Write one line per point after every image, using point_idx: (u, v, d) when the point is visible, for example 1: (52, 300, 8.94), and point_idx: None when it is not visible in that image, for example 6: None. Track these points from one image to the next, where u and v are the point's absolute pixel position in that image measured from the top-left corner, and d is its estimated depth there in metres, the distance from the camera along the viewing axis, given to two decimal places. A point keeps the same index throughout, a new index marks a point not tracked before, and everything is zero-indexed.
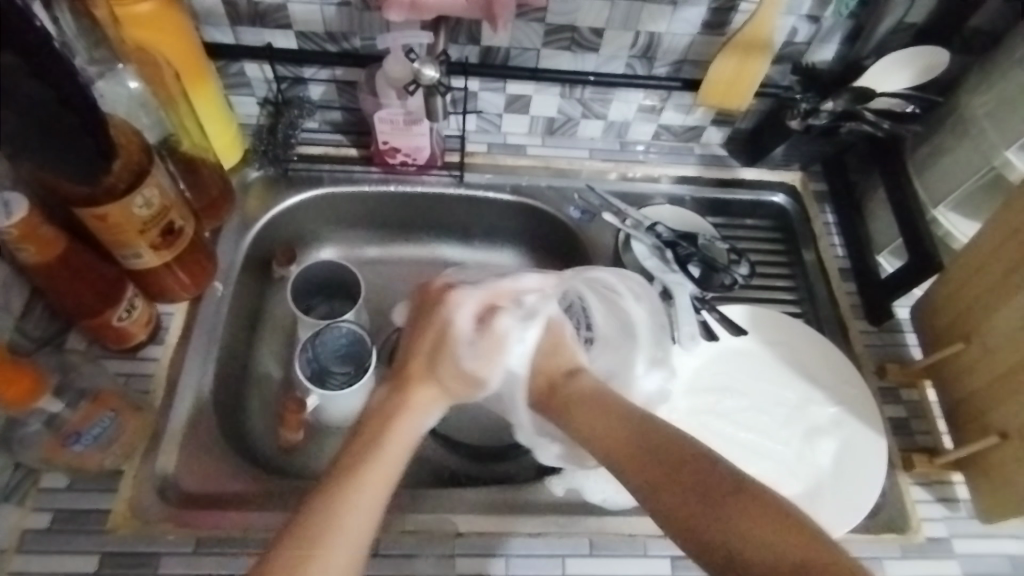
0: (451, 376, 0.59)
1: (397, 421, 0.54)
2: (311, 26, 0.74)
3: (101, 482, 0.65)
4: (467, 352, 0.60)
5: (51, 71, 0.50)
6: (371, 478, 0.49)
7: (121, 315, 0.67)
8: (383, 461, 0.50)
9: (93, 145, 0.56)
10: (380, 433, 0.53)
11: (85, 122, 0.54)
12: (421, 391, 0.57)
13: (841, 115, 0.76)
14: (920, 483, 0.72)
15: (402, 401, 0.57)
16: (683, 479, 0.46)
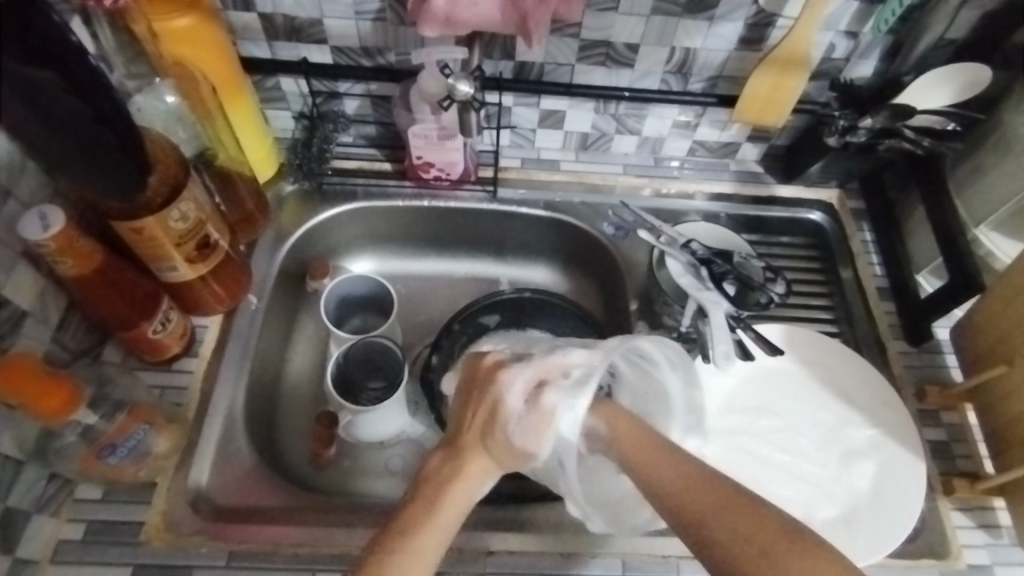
0: (502, 453, 0.54)
1: (454, 477, 0.53)
2: (346, 42, 0.75)
3: (136, 494, 0.65)
4: (527, 432, 0.54)
5: (87, 91, 0.51)
6: (433, 536, 0.48)
7: (157, 328, 0.67)
8: (442, 519, 0.50)
9: (133, 164, 0.57)
10: (430, 499, 0.51)
11: (121, 142, 0.55)
12: (472, 461, 0.54)
13: (880, 133, 0.75)
14: (960, 508, 0.70)
15: (458, 466, 0.53)
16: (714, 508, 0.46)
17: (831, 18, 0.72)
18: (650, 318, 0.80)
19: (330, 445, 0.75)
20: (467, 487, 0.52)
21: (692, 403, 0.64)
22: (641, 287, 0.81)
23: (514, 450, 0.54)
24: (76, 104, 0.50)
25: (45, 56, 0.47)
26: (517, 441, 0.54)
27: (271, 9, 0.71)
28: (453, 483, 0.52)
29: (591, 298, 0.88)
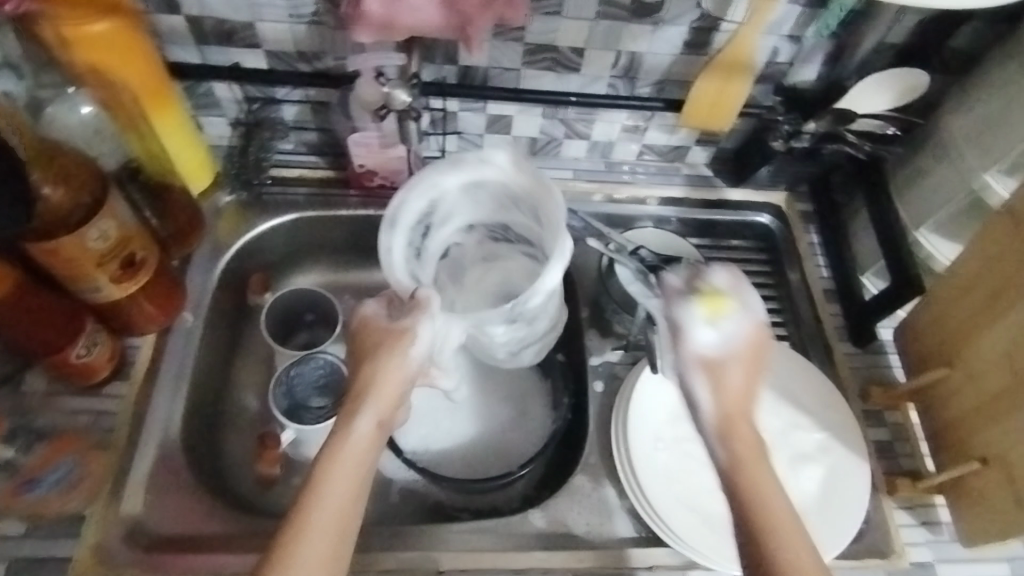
0: (380, 389, 0.55)
1: (340, 439, 0.52)
2: (281, 46, 0.71)
3: (63, 528, 0.62)
4: (418, 343, 0.58)
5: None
6: (333, 501, 0.49)
7: (81, 352, 0.64)
8: (334, 474, 0.50)
9: (24, 198, 0.53)
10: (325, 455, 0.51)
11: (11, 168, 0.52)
12: (356, 402, 0.54)
13: (823, 137, 0.76)
14: (903, 506, 0.71)
15: (342, 429, 0.52)
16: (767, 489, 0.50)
17: (775, 23, 0.71)
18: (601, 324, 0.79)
19: (275, 464, 0.72)
20: (355, 437, 0.52)
21: (459, 163, 0.69)
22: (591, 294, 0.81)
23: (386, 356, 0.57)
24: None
25: None
26: (404, 360, 0.57)
27: (199, 12, 0.68)
28: (339, 440, 0.52)
29: None
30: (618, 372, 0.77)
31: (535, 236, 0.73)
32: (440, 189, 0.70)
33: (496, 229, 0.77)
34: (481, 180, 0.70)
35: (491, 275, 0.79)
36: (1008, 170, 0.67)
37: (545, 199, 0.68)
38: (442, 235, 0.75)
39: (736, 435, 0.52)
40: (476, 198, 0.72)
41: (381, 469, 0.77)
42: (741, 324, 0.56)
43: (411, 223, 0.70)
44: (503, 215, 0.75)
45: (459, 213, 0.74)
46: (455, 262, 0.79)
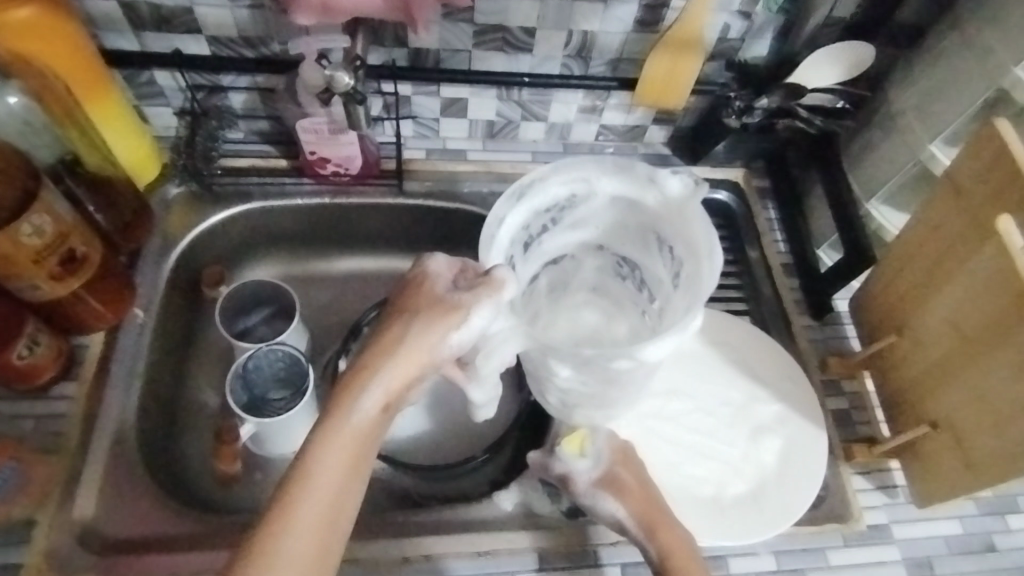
0: (400, 365, 0.54)
1: (344, 411, 0.53)
2: (224, 31, 0.70)
3: (12, 535, 0.60)
4: (462, 329, 0.56)
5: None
6: (326, 474, 0.50)
7: (22, 353, 0.62)
8: (332, 454, 0.51)
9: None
10: (323, 435, 0.51)
11: None
12: (370, 374, 0.54)
13: (775, 112, 0.77)
14: (860, 472, 0.73)
15: (349, 400, 0.53)
16: (665, 520, 0.63)
17: None
18: None
19: (235, 462, 0.72)
20: (359, 413, 0.53)
21: (619, 165, 0.65)
22: None
23: (422, 338, 0.55)
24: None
25: None
26: (439, 339, 0.55)
27: None
28: (344, 412, 0.53)
29: None
30: None
31: (672, 293, 0.67)
32: (594, 190, 0.66)
33: (662, 256, 0.68)
34: (640, 200, 0.65)
35: (604, 307, 0.76)
36: (950, 139, 0.69)
37: (691, 249, 0.63)
38: (558, 241, 0.71)
39: (645, 493, 0.64)
40: (631, 227, 0.69)
41: None
42: (596, 440, 0.66)
43: (533, 210, 0.65)
44: (644, 238, 0.68)
45: (592, 223, 0.70)
46: (556, 276, 0.74)
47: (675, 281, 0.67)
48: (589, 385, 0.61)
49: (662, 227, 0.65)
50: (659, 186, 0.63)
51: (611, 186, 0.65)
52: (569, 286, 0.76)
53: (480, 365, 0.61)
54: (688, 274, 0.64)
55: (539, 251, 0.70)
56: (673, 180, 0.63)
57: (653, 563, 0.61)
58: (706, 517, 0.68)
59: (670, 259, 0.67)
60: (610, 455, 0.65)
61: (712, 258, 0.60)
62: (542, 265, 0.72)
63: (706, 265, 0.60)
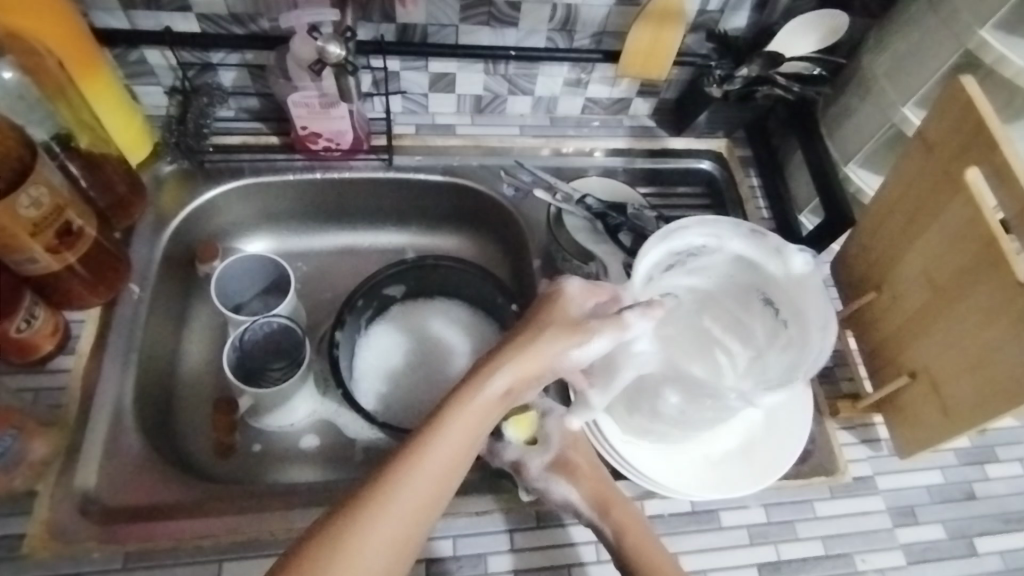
0: (531, 355, 0.57)
1: (472, 389, 0.55)
2: (213, 9, 0.70)
3: (14, 505, 0.61)
4: (589, 346, 0.59)
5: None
6: (448, 441, 0.53)
7: (20, 326, 0.63)
8: (456, 427, 0.54)
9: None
10: (447, 407, 0.54)
11: None
12: (501, 360, 0.57)
13: (754, 81, 0.78)
14: (844, 426, 0.75)
15: (482, 379, 0.56)
16: (618, 500, 0.64)
17: None
18: (552, 276, 0.81)
19: (233, 432, 0.75)
20: (486, 393, 0.55)
21: (767, 245, 0.69)
22: (542, 244, 0.82)
23: (552, 343, 0.58)
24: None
25: None
26: (562, 352, 0.58)
27: None
28: (473, 390, 0.55)
29: (493, 256, 0.89)
30: None
31: (767, 349, 0.70)
32: (723, 246, 0.69)
33: (763, 320, 0.71)
34: (763, 266, 0.70)
35: (693, 347, 0.71)
36: (921, 101, 0.71)
37: (808, 311, 0.68)
38: (673, 282, 0.70)
39: (596, 476, 0.65)
40: (734, 284, 0.72)
41: (344, 431, 0.78)
42: (546, 424, 0.69)
43: (669, 249, 0.68)
44: (754, 300, 0.72)
45: (706, 272, 0.72)
46: (674, 315, 0.71)
47: (783, 347, 0.69)
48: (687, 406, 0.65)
49: (774, 291, 0.70)
50: (784, 260, 0.68)
51: (739, 248, 0.69)
52: (669, 317, 0.71)
53: (614, 385, 0.66)
54: (795, 338, 0.68)
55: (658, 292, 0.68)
56: (791, 258, 0.68)
57: (607, 541, 0.62)
58: (685, 471, 0.68)
59: (772, 321, 0.70)
60: (560, 443, 0.67)
61: (827, 331, 0.65)
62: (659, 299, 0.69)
63: (819, 334, 0.65)
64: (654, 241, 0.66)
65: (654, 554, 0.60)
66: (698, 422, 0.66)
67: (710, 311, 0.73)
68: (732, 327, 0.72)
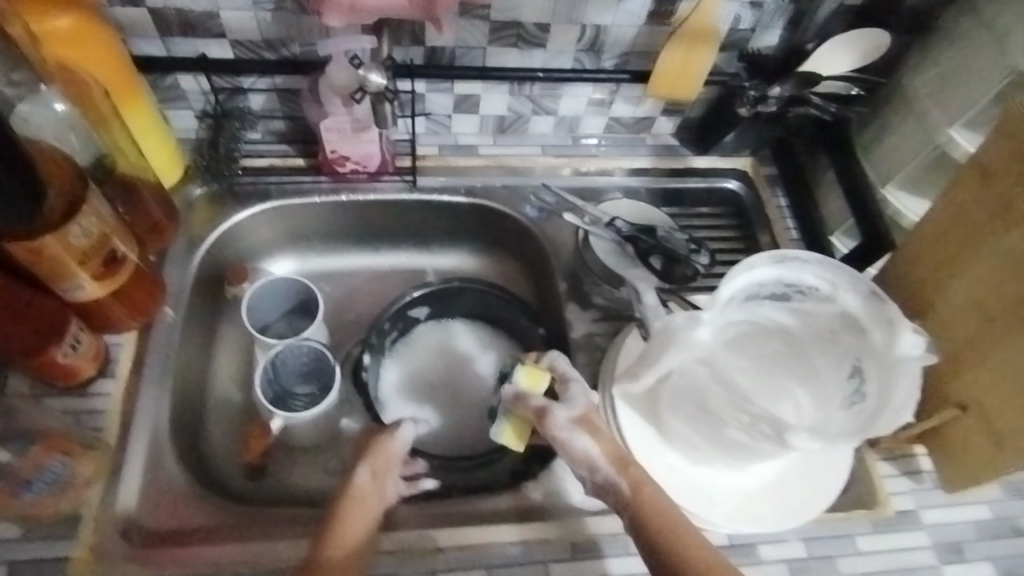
0: (378, 453, 0.67)
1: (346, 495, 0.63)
2: (246, 35, 0.71)
3: (57, 529, 0.61)
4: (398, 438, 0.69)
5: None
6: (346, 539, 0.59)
7: (66, 351, 0.63)
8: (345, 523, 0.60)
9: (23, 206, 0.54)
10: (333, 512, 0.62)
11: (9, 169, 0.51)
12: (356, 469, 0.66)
13: (789, 101, 0.77)
14: (885, 457, 0.73)
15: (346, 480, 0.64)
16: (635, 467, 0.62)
17: None
18: (578, 298, 0.80)
19: (263, 454, 0.74)
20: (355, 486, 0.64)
21: (879, 313, 0.63)
22: (568, 266, 0.82)
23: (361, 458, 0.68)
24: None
25: None
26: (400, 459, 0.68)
27: (163, 4, 0.67)
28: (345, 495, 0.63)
29: (515, 277, 0.88)
30: (600, 344, 0.78)
31: (835, 411, 0.63)
32: (835, 296, 0.65)
33: (845, 387, 0.64)
34: (868, 331, 0.63)
35: (768, 377, 0.67)
36: (971, 123, 0.69)
37: (886, 389, 0.60)
38: (768, 313, 0.67)
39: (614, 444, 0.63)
40: (833, 340, 0.66)
41: None
42: (570, 388, 0.66)
43: (778, 278, 0.65)
44: (844, 364, 0.65)
45: (809, 321, 0.67)
46: (756, 346, 0.68)
47: (851, 414, 0.62)
48: (696, 424, 0.64)
49: (865, 362, 0.63)
50: (892, 335, 0.61)
51: (853, 305, 0.64)
52: (745, 349, 0.68)
53: (660, 363, 0.63)
54: (866, 410, 0.61)
55: (742, 314, 0.66)
56: (900, 336, 0.61)
57: (624, 497, 0.61)
58: (721, 503, 0.67)
59: (853, 391, 0.63)
60: (585, 412, 0.64)
61: (898, 417, 0.58)
62: (745, 322, 0.67)
63: (889, 416, 0.58)
64: (764, 258, 0.64)
65: (671, 518, 0.59)
66: (739, 452, 0.64)
67: (797, 360, 0.68)
68: (809, 378, 0.66)
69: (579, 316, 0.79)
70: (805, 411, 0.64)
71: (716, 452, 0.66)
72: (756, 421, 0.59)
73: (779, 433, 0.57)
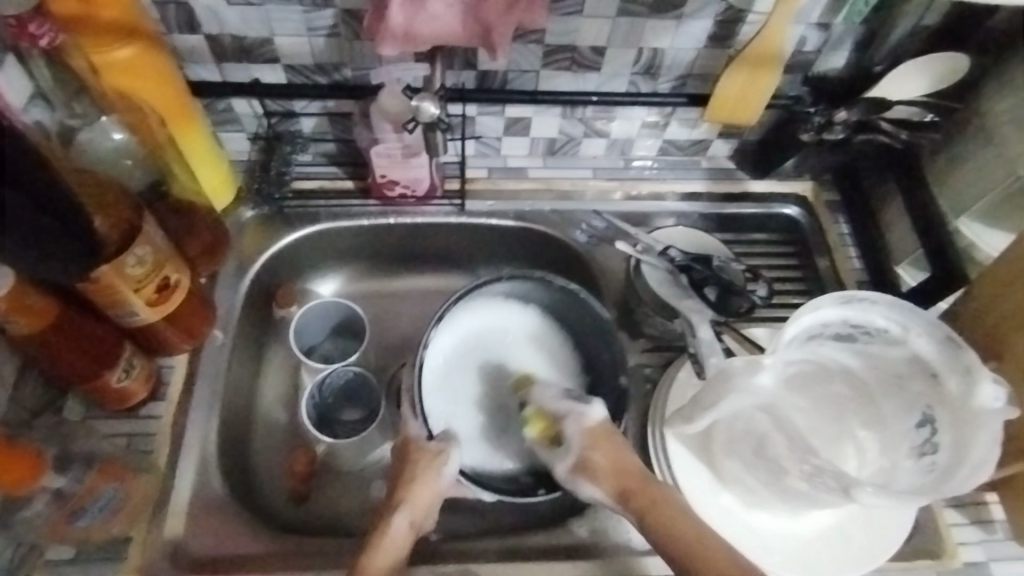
0: (418, 488, 0.61)
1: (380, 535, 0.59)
2: (300, 59, 0.71)
3: (107, 552, 0.61)
4: (450, 463, 0.63)
5: (23, 177, 0.47)
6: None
7: (120, 376, 0.64)
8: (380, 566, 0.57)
9: (82, 249, 0.54)
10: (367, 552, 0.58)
11: (62, 214, 0.51)
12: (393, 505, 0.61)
13: (856, 126, 0.74)
14: (953, 504, 0.69)
15: (384, 523, 0.60)
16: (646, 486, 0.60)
17: (803, 10, 0.69)
18: (629, 326, 0.78)
19: (307, 480, 0.74)
20: (393, 530, 0.59)
21: (954, 358, 0.59)
22: (620, 294, 0.80)
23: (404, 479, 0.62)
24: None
25: None
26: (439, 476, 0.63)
27: (219, 30, 0.67)
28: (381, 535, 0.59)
29: None
30: (651, 376, 0.76)
31: (903, 460, 0.62)
32: (907, 339, 0.62)
33: (914, 435, 0.62)
34: (942, 378, 0.60)
35: (832, 420, 0.65)
36: None
37: (962, 445, 0.57)
38: (831, 353, 0.65)
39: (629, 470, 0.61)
40: (902, 385, 0.63)
41: None
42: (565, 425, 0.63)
43: (844, 319, 0.62)
44: (913, 411, 0.63)
45: (877, 361, 0.64)
46: (816, 385, 0.66)
47: (920, 467, 0.60)
48: (755, 468, 0.62)
49: (937, 410, 0.60)
50: (970, 384, 0.58)
51: (927, 349, 0.61)
52: (805, 388, 0.66)
53: (714, 405, 0.60)
54: (939, 466, 0.58)
55: (803, 355, 0.64)
56: (978, 387, 0.57)
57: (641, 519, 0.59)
58: (775, 549, 0.64)
59: (924, 439, 0.61)
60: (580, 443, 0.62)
61: (976, 474, 0.55)
62: (806, 361, 0.64)
63: (965, 473, 0.55)
64: (829, 298, 0.61)
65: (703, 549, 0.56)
66: (799, 499, 0.62)
67: (862, 402, 0.66)
68: (874, 423, 0.65)
69: (630, 346, 0.77)
70: (869, 457, 0.64)
71: (773, 496, 0.63)
72: (819, 473, 0.56)
73: (843, 487, 0.54)
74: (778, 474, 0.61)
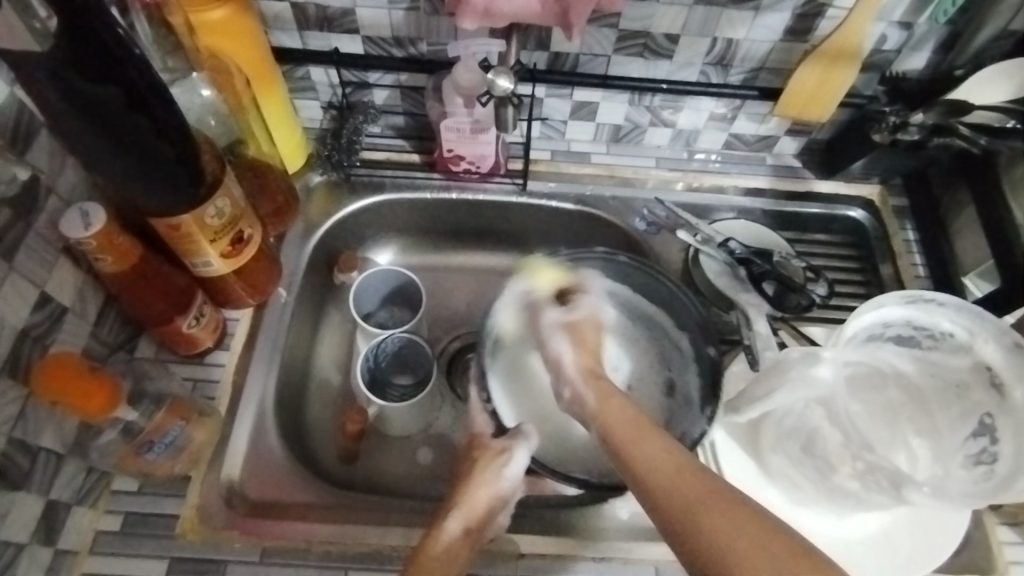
0: (468, 500, 0.62)
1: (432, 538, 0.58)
2: (378, 31, 0.73)
3: (170, 487, 0.65)
4: (512, 463, 0.66)
5: (147, 105, 0.53)
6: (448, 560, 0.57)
7: (190, 323, 0.67)
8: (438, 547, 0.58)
9: (186, 176, 0.58)
10: (429, 540, 0.58)
11: (179, 155, 0.57)
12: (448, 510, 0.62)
13: (933, 130, 0.72)
14: (1009, 523, 0.67)
15: (438, 527, 0.60)
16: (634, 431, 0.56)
17: (886, 8, 0.68)
18: None
19: (358, 441, 0.76)
20: (448, 528, 0.59)
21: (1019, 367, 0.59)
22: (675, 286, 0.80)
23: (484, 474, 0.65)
24: (99, 88, 0.49)
25: (109, 74, 0.49)
26: (500, 475, 0.65)
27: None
28: (434, 534, 0.59)
29: None
30: None
31: (955, 468, 0.60)
32: (972, 346, 0.62)
33: (970, 444, 0.61)
34: (1007, 389, 0.60)
35: (884, 425, 0.64)
36: None
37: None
38: (889, 357, 0.65)
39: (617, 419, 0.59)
40: (960, 395, 0.63)
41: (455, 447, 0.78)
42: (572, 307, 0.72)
43: (906, 320, 0.64)
44: (969, 420, 0.62)
45: (941, 367, 0.64)
46: (872, 391, 0.65)
47: (974, 475, 0.59)
48: (802, 465, 0.63)
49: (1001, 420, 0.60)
50: None
51: (997, 358, 0.60)
52: (863, 391, 0.64)
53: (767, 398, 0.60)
54: (996, 475, 0.57)
55: (862, 352, 0.64)
56: None
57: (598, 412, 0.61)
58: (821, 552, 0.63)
59: (980, 449, 0.60)
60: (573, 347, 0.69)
61: None
62: (862, 363, 0.64)
63: None
64: (889, 296, 0.63)
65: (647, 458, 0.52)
66: (845, 499, 0.61)
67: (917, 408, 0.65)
68: (928, 432, 0.63)
69: None
70: (921, 464, 0.62)
71: (819, 494, 0.63)
72: (872, 471, 0.58)
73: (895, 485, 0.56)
74: (825, 472, 0.61)
